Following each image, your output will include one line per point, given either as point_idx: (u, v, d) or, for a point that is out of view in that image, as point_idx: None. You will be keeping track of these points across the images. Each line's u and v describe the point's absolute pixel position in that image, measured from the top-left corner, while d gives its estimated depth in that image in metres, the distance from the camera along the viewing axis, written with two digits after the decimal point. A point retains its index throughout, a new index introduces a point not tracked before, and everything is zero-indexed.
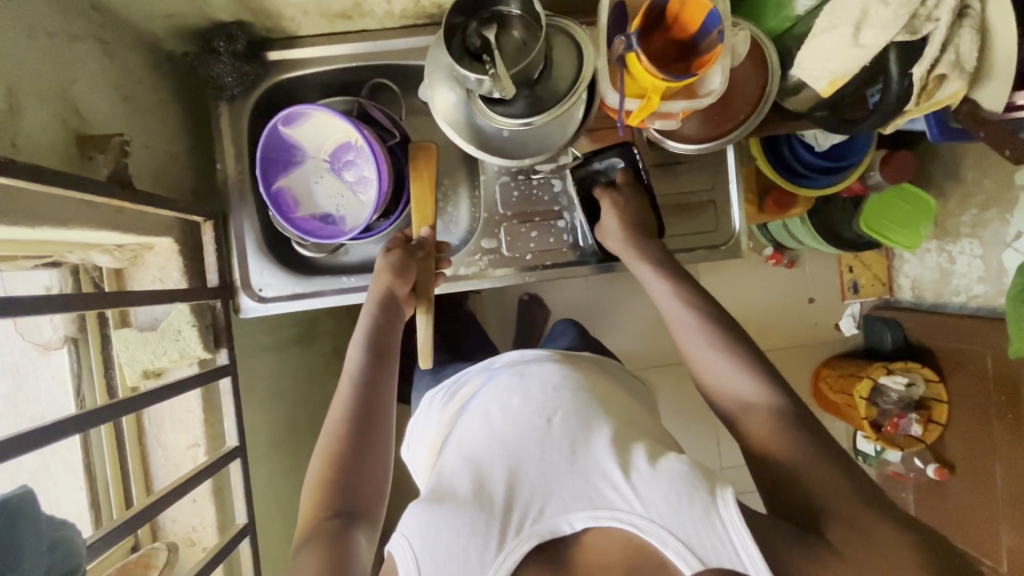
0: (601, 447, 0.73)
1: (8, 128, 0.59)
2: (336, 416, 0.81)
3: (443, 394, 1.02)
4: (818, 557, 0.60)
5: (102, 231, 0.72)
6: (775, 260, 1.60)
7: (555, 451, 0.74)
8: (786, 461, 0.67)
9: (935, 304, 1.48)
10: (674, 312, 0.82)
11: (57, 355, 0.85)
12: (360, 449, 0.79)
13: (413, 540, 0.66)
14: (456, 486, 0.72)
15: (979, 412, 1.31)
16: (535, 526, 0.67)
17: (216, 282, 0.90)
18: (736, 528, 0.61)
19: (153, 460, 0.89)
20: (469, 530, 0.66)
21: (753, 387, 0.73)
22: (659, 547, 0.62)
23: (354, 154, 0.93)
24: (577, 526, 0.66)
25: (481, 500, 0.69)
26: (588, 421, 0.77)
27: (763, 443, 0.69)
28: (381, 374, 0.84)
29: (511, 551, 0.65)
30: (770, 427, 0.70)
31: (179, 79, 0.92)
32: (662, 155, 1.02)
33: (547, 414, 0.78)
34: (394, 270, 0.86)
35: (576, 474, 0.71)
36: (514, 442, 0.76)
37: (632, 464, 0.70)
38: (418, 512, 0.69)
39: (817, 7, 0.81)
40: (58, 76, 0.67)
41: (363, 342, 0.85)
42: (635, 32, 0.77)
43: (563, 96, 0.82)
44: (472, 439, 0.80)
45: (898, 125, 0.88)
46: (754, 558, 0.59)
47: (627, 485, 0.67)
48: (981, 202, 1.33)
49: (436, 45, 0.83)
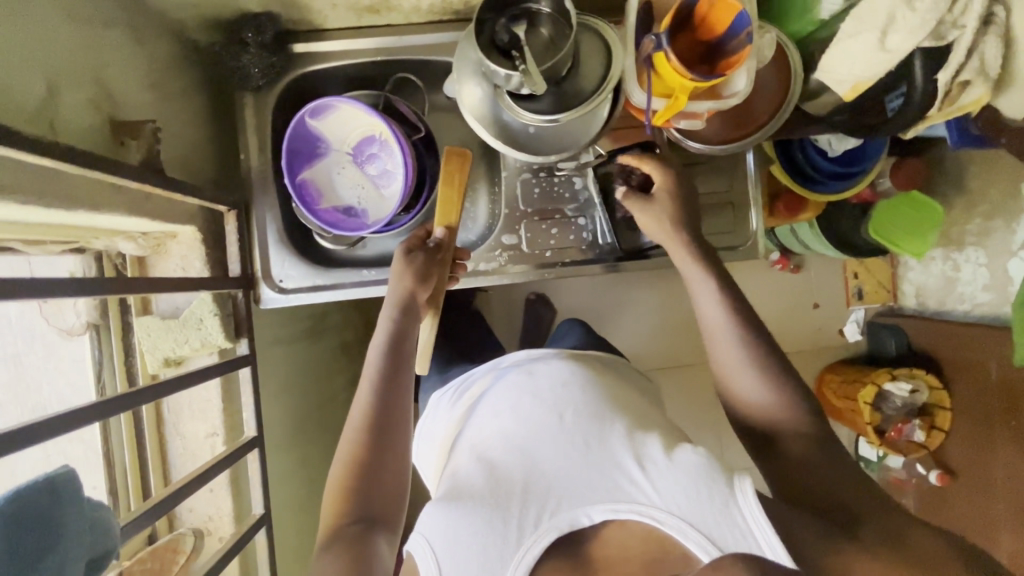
0: (617, 442, 0.73)
1: (47, 111, 0.59)
2: (357, 421, 0.80)
3: (450, 394, 1.02)
4: (845, 545, 0.60)
5: (132, 217, 0.72)
6: (782, 265, 1.60)
7: (568, 447, 0.74)
8: (808, 474, 0.69)
9: (938, 312, 1.50)
10: (710, 314, 0.82)
11: (79, 340, 0.85)
12: (380, 447, 0.78)
13: (434, 542, 0.67)
14: (472, 485, 0.72)
15: (982, 420, 1.32)
16: (554, 521, 0.67)
17: (238, 272, 0.90)
18: (755, 515, 0.61)
19: (170, 449, 0.89)
20: (488, 531, 0.66)
21: (773, 400, 0.75)
22: (680, 539, 0.63)
23: (378, 147, 0.94)
24: (596, 518, 0.67)
25: (496, 499, 0.69)
26: (601, 417, 0.77)
27: (797, 451, 0.71)
28: (403, 377, 0.83)
29: (529, 548, 0.66)
30: (799, 439, 0.72)
31: (205, 69, 0.92)
32: (681, 155, 1.03)
33: (558, 411, 0.78)
34: (416, 274, 0.84)
35: (591, 469, 0.71)
36: (528, 442, 0.76)
37: (645, 454, 0.71)
38: (436, 512, 0.70)
39: (843, 11, 0.83)
40: (94, 61, 0.67)
41: (383, 346, 0.83)
42: (664, 32, 0.77)
43: (590, 94, 0.82)
44: (487, 438, 0.80)
45: (920, 130, 0.90)
46: (774, 543, 0.59)
47: (645, 478, 0.68)
48: (986, 211, 1.36)
49: (466, 40, 0.83)
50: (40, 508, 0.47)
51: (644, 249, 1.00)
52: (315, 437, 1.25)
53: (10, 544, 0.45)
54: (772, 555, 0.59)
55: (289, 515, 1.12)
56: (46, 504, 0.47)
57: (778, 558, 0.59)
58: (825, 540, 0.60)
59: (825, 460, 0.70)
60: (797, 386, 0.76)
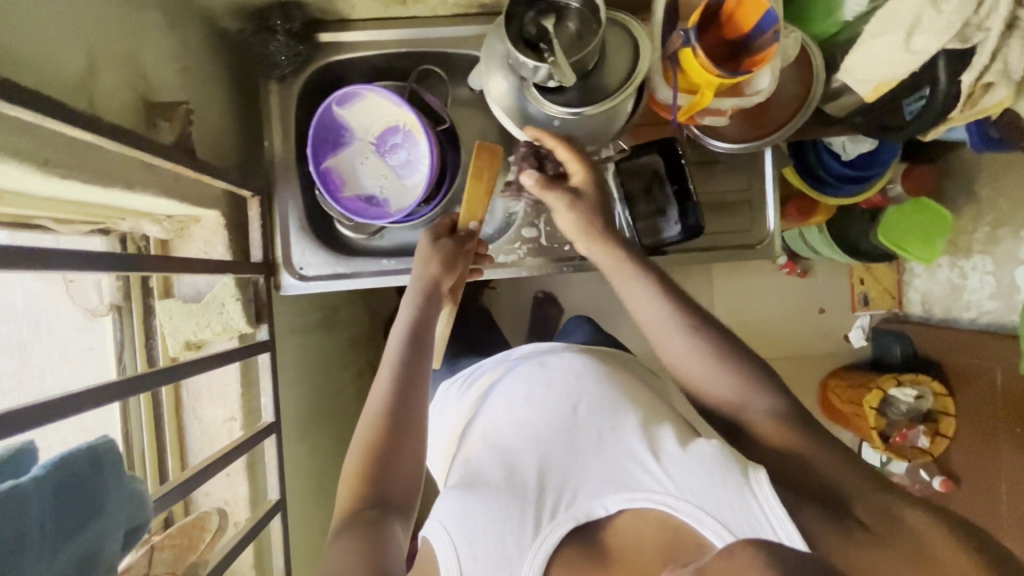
0: (631, 433, 0.72)
1: (86, 88, 0.60)
2: (375, 407, 0.77)
3: (458, 383, 1.01)
4: (843, 533, 0.58)
5: (162, 198, 0.73)
6: (789, 269, 1.62)
7: (580, 441, 0.74)
8: (795, 459, 0.65)
9: (945, 320, 1.48)
10: (649, 307, 0.75)
11: (101, 322, 0.85)
12: (397, 433, 0.75)
13: (451, 529, 0.66)
14: (487, 474, 0.72)
15: (987, 427, 1.31)
16: (571, 510, 0.67)
17: (260, 258, 0.91)
18: (772, 506, 0.59)
19: (188, 432, 0.90)
20: (505, 520, 0.66)
21: (730, 390, 0.70)
22: (695, 527, 0.61)
23: (401, 137, 0.94)
24: (611, 508, 0.66)
25: (513, 488, 0.69)
26: (615, 409, 0.76)
27: (772, 437, 0.67)
28: (422, 363, 0.80)
29: (547, 536, 0.65)
30: (767, 420, 0.68)
31: (232, 55, 0.93)
32: (700, 153, 1.04)
33: (572, 404, 0.78)
34: (443, 261, 0.84)
35: (607, 460, 0.71)
36: (541, 434, 0.75)
37: (660, 447, 0.69)
38: (451, 501, 0.70)
39: (867, 12, 0.83)
40: (129, 42, 0.68)
41: (404, 333, 0.81)
42: (693, 27, 0.78)
43: (615, 88, 0.82)
44: (497, 428, 0.79)
45: (939, 133, 0.92)
46: (789, 528, 0.57)
47: (659, 466, 0.67)
48: (993, 220, 1.34)
49: (494, 32, 0.84)
50: (82, 477, 0.48)
51: (663, 246, 1.00)
52: (326, 428, 1.25)
53: (56, 509, 0.45)
54: (786, 541, 0.57)
55: (300, 504, 1.12)
56: (87, 473, 0.48)
57: (792, 543, 0.57)
58: (824, 528, 0.58)
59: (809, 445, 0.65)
60: (769, 370, 0.72)
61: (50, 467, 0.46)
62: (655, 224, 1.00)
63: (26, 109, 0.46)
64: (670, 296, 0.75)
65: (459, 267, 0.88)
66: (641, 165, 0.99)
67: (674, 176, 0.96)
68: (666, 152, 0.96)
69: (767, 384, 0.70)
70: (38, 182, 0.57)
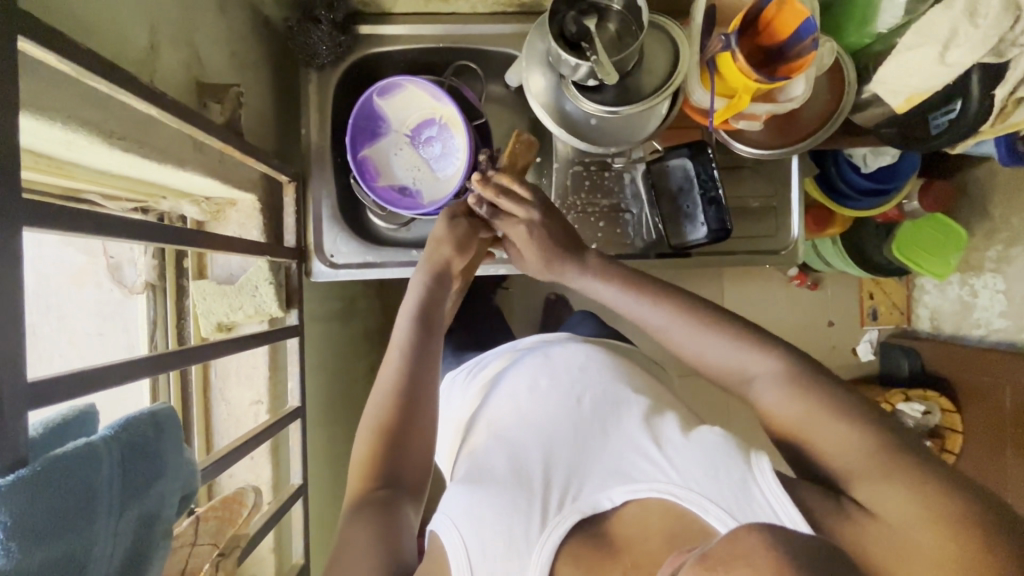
0: (636, 424, 0.66)
1: (146, 64, 0.62)
2: (385, 388, 0.74)
3: (462, 374, 0.92)
4: (852, 520, 0.52)
5: (208, 178, 0.74)
6: (800, 281, 1.55)
7: (588, 433, 0.67)
8: (800, 432, 0.58)
9: (953, 336, 1.44)
10: (612, 295, 0.74)
11: (136, 299, 0.88)
12: (408, 413, 0.72)
13: (459, 523, 0.59)
14: (493, 466, 0.65)
15: (995, 446, 1.28)
16: (575, 503, 0.59)
17: (294, 244, 0.91)
18: (775, 494, 0.52)
19: (215, 413, 0.91)
20: (511, 513, 0.58)
21: (732, 359, 0.65)
22: (700, 515, 0.54)
23: (436, 130, 0.96)
24: (616, 500, 0.58)
25: (520, 481, 0.62)
26: (618, 398, 0.70)
27: (788, 404, 0.59)
28: (430, 347, 0.76)
29: (554, 528, 0.57)
30: (773, 382, 0.61)
31: (272, 43, 0.94)
32: (728, 158, 1.05)
33: (577, 396, 0.71)
34: (456, 243, 0.82)
35: (612, 451, 0.64)
36: (547, 425, 0.68)
37: (663, 435, 0.63)
38: (458, 495, 0.62)
39: (901, 26, 0.85)
40: (184, 22, 0.69)
41: (413, 312, 0.78)
42: (734, 32, 0.79)
43: (651, 89, 0.83)
44: (502, 417, 0.72)
45: (966, 146, 0.93)
46: (790, 510, 0.51)
47: (663, 456, 0.60)
48: (1006, 238, 1.31)
49: (536, 30, 0.85)
50: (147, 441, 0.47)
51: (687, 248, 1.01)
52: (341, 419, 1.24)
53: (123, 472, 0.45)
54: (789, 524, 0.51)
55: (314, 495, 1.12)
56: (151, 437, 0.48)
57: (794, 525, 0.51)
58: (827, 511, 0.52)
59: (815, 411, 0.57)
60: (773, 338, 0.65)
61: (116, 429, 0.46)
62: (680, 226, 1.00)
63: (101, 79, 0.47)
64: (626, 284, 0.73)
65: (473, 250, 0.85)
66: (669, 166, 0.99)
67: (701, 178, 0.96)
68: (696, 155, 0.96)
69: (765, 346, 0.63)
70: (97, 151, 0.59)
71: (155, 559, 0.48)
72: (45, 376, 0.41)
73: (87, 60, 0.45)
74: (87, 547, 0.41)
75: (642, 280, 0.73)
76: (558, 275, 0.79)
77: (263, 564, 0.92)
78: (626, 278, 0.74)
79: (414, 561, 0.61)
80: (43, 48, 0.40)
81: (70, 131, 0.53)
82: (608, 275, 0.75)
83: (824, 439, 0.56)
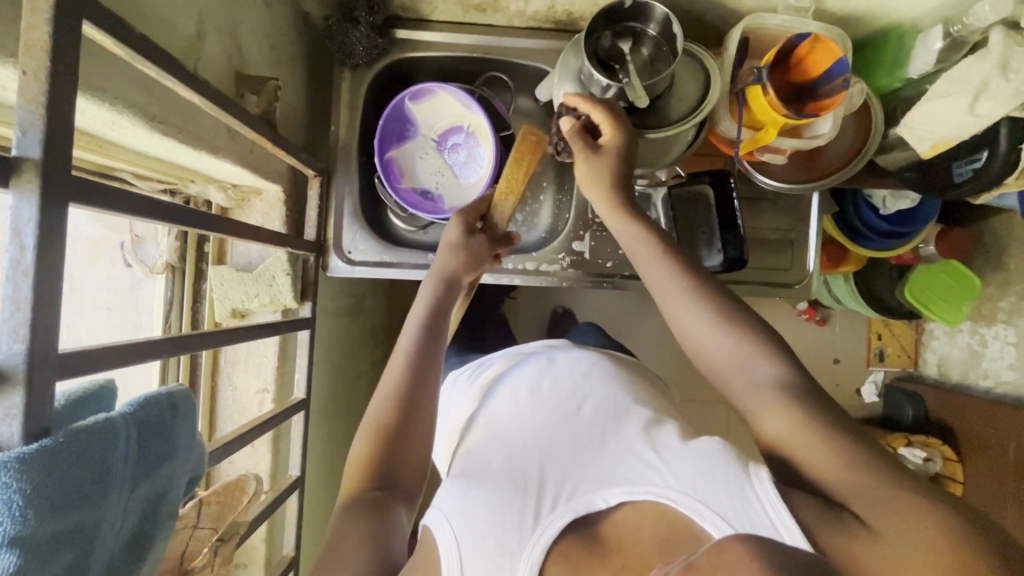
0: (635, 432, 0.65)
1: (190, 54, 0.64)
2: (385, 394, 0.73)
3: (466, 373, 0.93)
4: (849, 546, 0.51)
5: (238, 167, 0.76)
6: (808, 315, 1.55)
7: (585, 437, 0.66)
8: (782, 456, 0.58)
9: (960, 385, 1.42)
10: (646, 261, 0.71)
11: (156, 279, 0.91)
12: (411, 415, 0.71)
13: (452, 520, 0.57)
14: (488, 462, 0.64)
15: (996, 500, 1.24)
16: (569, 503, 0.58)
17: (313, 237, 0.91)
18: (773, 502, 0.51)
19: (220, 398, 0.92)
20: (505, 510, 0.57)
21: (735, 348, 0.64)
22: (694, 518, 0.53)
23: (463, 138, 0.97)
24: (611, 501, 0.57)
25: (517, 482, 0.60)
26: (618, 409, 0.69)
27: (777, 403, 0.59)
28: (436, 354, 0.76)
29: (547, 527, 0.56)
30: (771, 382, 0.60)
31: (309, 41, 0.95)
32: (749, 189, 1.06)
33: (577, 402, 0.71)
34: (468, 257, 0.81)
35: (611, 458, 0.62)
36: (546, 429, 0.67)
37: (661, 442, 0.62)
38: (451, 491, 0.61)
39: (932, 74, 0.86)
40: (229, 15, 0.71)
41: (421, 319, 0.77)
42: (766, 67, 0.80)
43: (679, 116, 0.83)
44: (504, 419, 0.70)
45: (991, 196, 0.93)
46: (789, 523, 0.50)
47: (659, 459, 0.59)
48: (1021, 291, 1.28)
49: (571, 49, 0.87)
50: (162, 420, 0.48)
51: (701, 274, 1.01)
52: (342, 416, 1.24)
53: (137, 448, 0.45)
54: (788, 539, 0.50)
55: (309, 488, 1.12)
56: (167, 418, 0.49)
57: (794, 542, 0.49)
58: (828, 536, 0.50)
59: (800, 426, 0.57)
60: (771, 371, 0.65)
61: (134, 406, 0.47)
62: (696, 251, 1.01)
63: (152, 64, 0.47)
64: (662, 249, 0.71)
65: (481, 263, 0.84)
66: (692, 193, 1.00)
67: (721, 208, 0.97)
68: (717, 184, 0.97)
69: (773, 365, 0.62)
70: (140, 134, 0.61)
71: (160, 537, 0.49)
72: (78, 350, 0.43)
73: (143, 45, 0.46)
74: (97, 521, 0.42)
75: (690, 280, 0.69)
76: (603, 204, 0.75)
77: (255, 553, 0.93)
78: (661, 243, 0.72)
79: (403, 558, 0.60)
80: (102, 30, 0.41)
81: (116, 111, 0.54)
82: (650, 230, 0.73)
83: (819, 463, 0.55)
